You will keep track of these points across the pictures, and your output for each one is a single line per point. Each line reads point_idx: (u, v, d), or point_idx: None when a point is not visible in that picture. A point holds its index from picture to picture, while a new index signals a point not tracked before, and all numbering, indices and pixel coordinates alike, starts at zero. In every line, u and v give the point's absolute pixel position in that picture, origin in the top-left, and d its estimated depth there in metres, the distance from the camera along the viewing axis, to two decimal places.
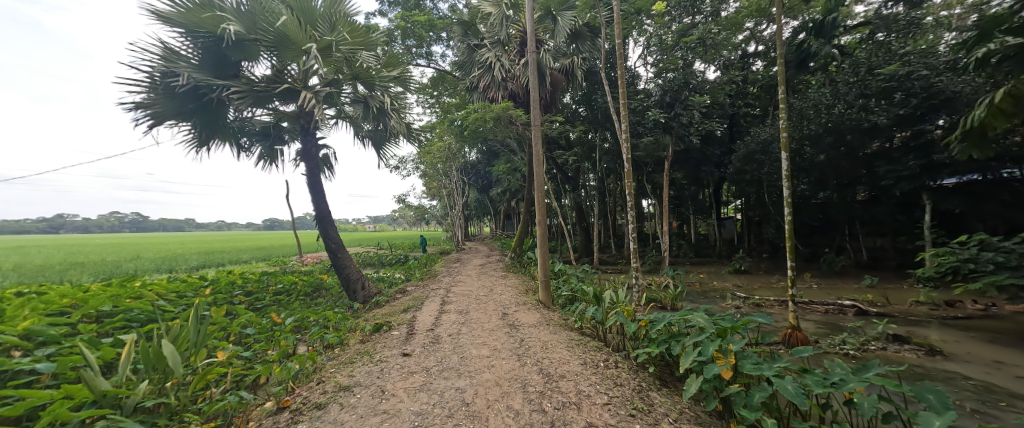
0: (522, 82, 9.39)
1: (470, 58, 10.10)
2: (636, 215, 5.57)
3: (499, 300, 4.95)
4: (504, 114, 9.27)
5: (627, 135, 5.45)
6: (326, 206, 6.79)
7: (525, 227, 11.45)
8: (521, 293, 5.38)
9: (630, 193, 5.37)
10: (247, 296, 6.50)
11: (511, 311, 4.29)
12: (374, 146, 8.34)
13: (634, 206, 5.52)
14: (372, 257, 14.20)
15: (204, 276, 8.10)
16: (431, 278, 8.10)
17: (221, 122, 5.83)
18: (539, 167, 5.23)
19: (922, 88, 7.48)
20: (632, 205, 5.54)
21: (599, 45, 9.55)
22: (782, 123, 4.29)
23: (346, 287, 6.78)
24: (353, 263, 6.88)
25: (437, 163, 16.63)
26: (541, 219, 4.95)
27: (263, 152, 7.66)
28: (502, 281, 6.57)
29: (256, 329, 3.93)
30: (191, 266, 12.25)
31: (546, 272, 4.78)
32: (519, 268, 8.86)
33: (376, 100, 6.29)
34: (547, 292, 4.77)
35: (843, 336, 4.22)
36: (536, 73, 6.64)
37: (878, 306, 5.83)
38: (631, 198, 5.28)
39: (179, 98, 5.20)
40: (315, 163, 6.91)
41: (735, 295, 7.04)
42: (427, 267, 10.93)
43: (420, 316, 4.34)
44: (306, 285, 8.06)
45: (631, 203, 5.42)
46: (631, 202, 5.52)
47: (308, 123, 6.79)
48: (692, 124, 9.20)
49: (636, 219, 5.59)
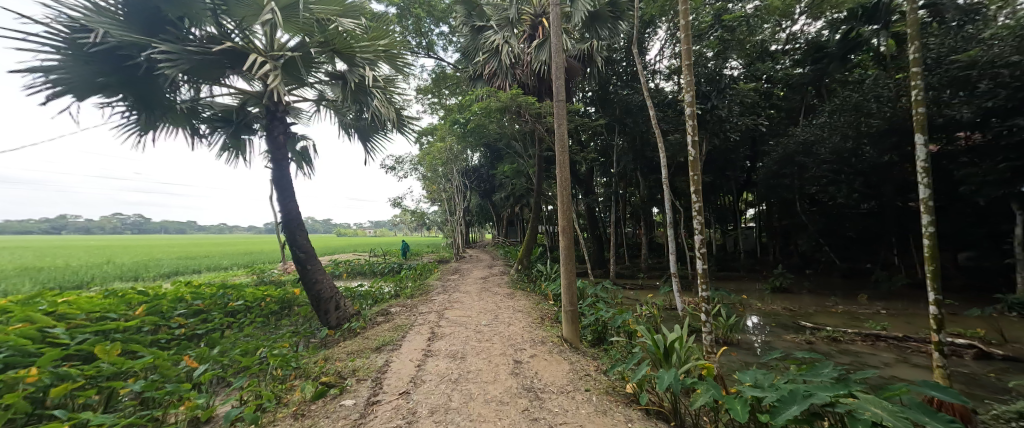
0: (533, 70, 8.24)
1: (474, 43, 9.08)
2: (706, 258, 3.04)
3: (508, 335, 3.67)
4: (514, 105, 8.10)
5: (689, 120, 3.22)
6: (294, 206, 5.54)
7: (534, 235, 10.18)
8: (536, 323, 4.08)
9: (694, 213, 3.11)
10: (192, 318, 5.24)
11: (525, 358, 2.99)
12: (360, 140, 7.15)
13: (703, 236, 3.06)
14: (363, 264, 13.01)
15: (155, 288, 6.87)
16: (423, 295, 6.81)
17: (161, 98, 4.61)
18: (565, 162, 3.70)
19: (1012, 76, 6.03)
20: (698, 237, 3.07)
21: (620, 30, 8.42)
22: (916, 93, 2.99)
23: (316, 308, 5.51)
24: (326, 278, 5.61)
25: (437, 164, 15.37)
26: (566, 230, 3.65)
27: (227, 143, 6.53)
28: (508, 303, 5.31)
29: (144, 384, 2.62)
30: (161, 274, 11.07)
31: (571, 299, 3.50)
32: (527, 284, 7.57)
33: (353, 76, 5.06)
34: (573, 328, 3.47)
35: (1014, 406, 2.88)
36: (559, 23, 4.64)
37: (1000, 347, 4.46)
38: (699, 223, 3.04)
39: (97, 63, 3.97)
40: (283, 154, 5.65)
41: (797, 324, 5.69)
42: (420, 280, 9.64)
43: (394, 363, 3.03)
44: (273, 302, 6.76)
45: (697, 236, 3.05)
46: (696, 232, 3.09)
47: (275, 107, 5.59)
48: (729, 118, 8.04)
49: (707, 265, 3.03)
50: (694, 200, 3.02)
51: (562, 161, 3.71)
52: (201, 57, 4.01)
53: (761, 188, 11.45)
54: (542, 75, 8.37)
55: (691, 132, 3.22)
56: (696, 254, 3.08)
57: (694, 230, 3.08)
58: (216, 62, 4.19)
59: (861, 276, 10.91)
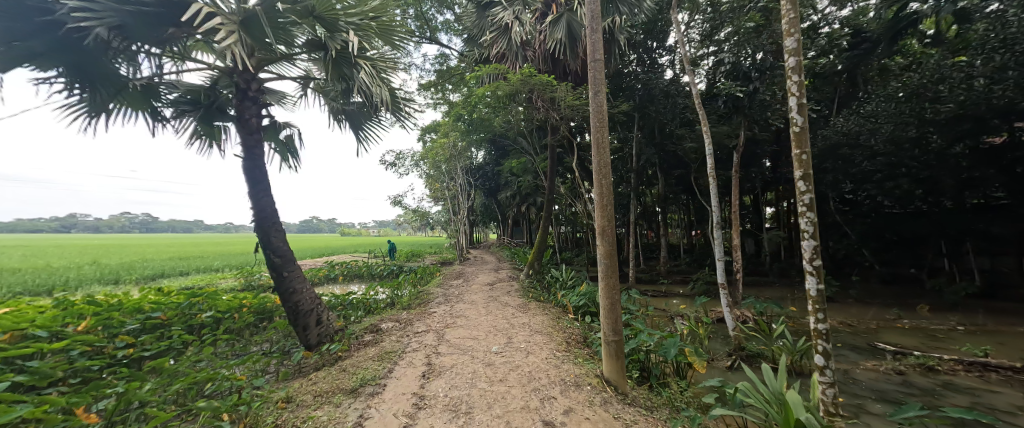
0: (546, 49, 7.34)
1: (480, 22, 8.13)
2: (821, 273, 2.04)
3: (529, 372, 2.74)
4: (526, 88, 7.17)
5: (793, 82, 2.16)
6: (269, 201, 4.68)
7: (545, 237, 9.24)
8: (562, 352, 3.16)
9: (802, 209, 2.11)
10: (143, 335, 4.38)
11: (559, 419, 2.07)
12: (352, 128, 6.31)
13: (816, 242, 2.08)
14: (361, 266, 12.23)
15: (117, 295, 6.04)
16: (420, 305, 5.96)
17: (103, 67, 3.77)
18: (603, 142, 2.75)
19: None
20: (809, 243, 2.09)
21: (644, 5, 7.46)
22: None
23: (294, 323, 4.64)
24: (306, 288, 4.75)
25: (439, 161, 14.43)
26: (607, 232, 2.68)
27: (200, 130, 5.71)
28: (521, 320, 4.41)
29: None
30: (142, 277, 10.28)
31: (615, 327, 2.55)
32: (540, 293, 6.64)
33: (334, 44, 4.18)
34: (617, 366, 2.54)
35: None
36: None
37: None
38: (811, 224, 2.05)
39: (8, 17, 3.14)
40: (257, 139, 4.78)
41: (870, 345, 4.72)
42: (419, 285, 8.74)
43: (371, 420, 2.13)
44: (249, 312, 5.94)
45: (808, 240, 2.07)
46: (804, 236, 2.11)
47: (246, 84, 4.70)
48: (773, 103, 7.04)
49: (824, 285, 2.04)
50: (804, 189, 2.06)
51: (599, 143, 2.76)
52: (132, 8, 3.21)
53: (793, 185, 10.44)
54: (557, 55, 7.45)
55: (798, 92, 2.13)
56: (807, 270, 2.07)
57: (803, 234, 2.09)
58: (155, 14, 3.39)
59: (904, 282, 9.91)
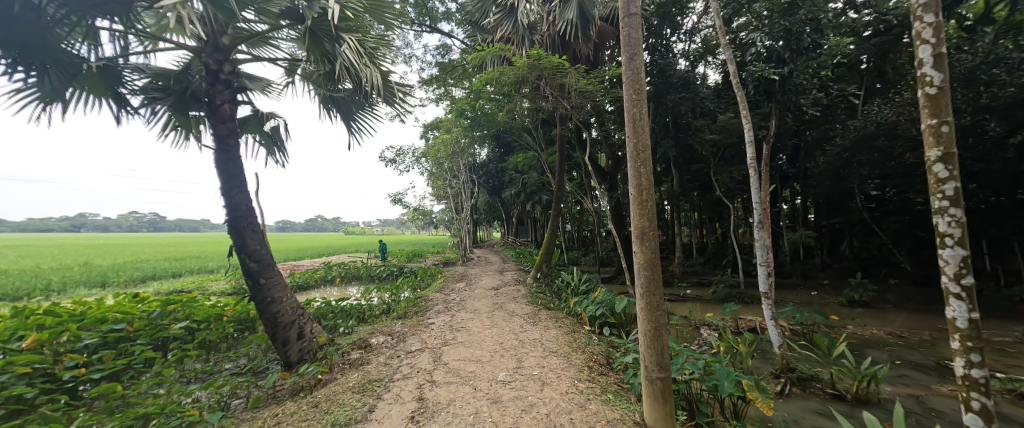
0: (555, 31, 6.78)
1: (482, 5, 7.54)
2: (978, 299, 1.41)
3: (548, 417, 2.12)
4: (533, 74, 6.58)
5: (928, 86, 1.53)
6: (243, 197, 4.10)
7: (554, 237, 8.65)
8: (585, 384, 2.55)
9: (943, 203, 1.49)
10: (99, 352, 3.83)
11: None
12: (344, 119, 5.74)
13: (963, 251, 1.45)
14: (360, 267, 11.73)
15: (85, 302, 5.51)
16: (416, 315, 5.39)
17: (43, 43, 3.20)
18: (641, 119, 2.14)
19: None
20: (951, 253, 1.48)
21: None
22: None
23: (272, 338, 4.08)
24: (287, 296, 4.20)
25: (441, 159, 13.86)
26: (649, 237, 2.05)
27: (174, 120, 5.16)
28: (530, 335, 3.81)
29: None
30: (130, 279, 9.86)
31: (660, 362, 1.95)
32: (550, 300, 6.04)
33: (310, 12, 3.58)
34: (663, 412, 1.95)
35: None
36: None
37: None
38: (958, 226, 1.43)
39: None
40: (232, 127, 4.20)
41: (937, 364, 4.04)
42: (420, 288, 8.21)
43: None
44: (229, 321, 5.39)
45: (951, 250, 1.47)
46: (944, 241, 1.50)
47: (217, 65, 4.12)
48: (807, 88, 6.35)
49: (981, 315, 1.41)
50: (944, 174, 1.47)
51: (636, 120, 2.14)
52: None
53: (820, 180, 9.73)
54: (567, 38, 6.89)
55: (932, 34, 1.52)
56: (954, 291, 1.45)
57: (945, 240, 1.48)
58: None
59: None
